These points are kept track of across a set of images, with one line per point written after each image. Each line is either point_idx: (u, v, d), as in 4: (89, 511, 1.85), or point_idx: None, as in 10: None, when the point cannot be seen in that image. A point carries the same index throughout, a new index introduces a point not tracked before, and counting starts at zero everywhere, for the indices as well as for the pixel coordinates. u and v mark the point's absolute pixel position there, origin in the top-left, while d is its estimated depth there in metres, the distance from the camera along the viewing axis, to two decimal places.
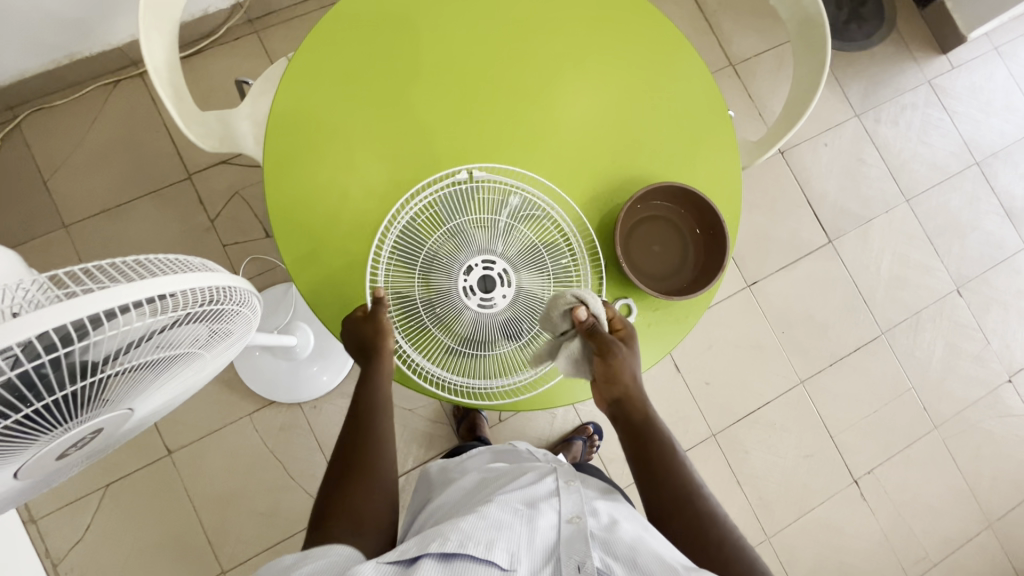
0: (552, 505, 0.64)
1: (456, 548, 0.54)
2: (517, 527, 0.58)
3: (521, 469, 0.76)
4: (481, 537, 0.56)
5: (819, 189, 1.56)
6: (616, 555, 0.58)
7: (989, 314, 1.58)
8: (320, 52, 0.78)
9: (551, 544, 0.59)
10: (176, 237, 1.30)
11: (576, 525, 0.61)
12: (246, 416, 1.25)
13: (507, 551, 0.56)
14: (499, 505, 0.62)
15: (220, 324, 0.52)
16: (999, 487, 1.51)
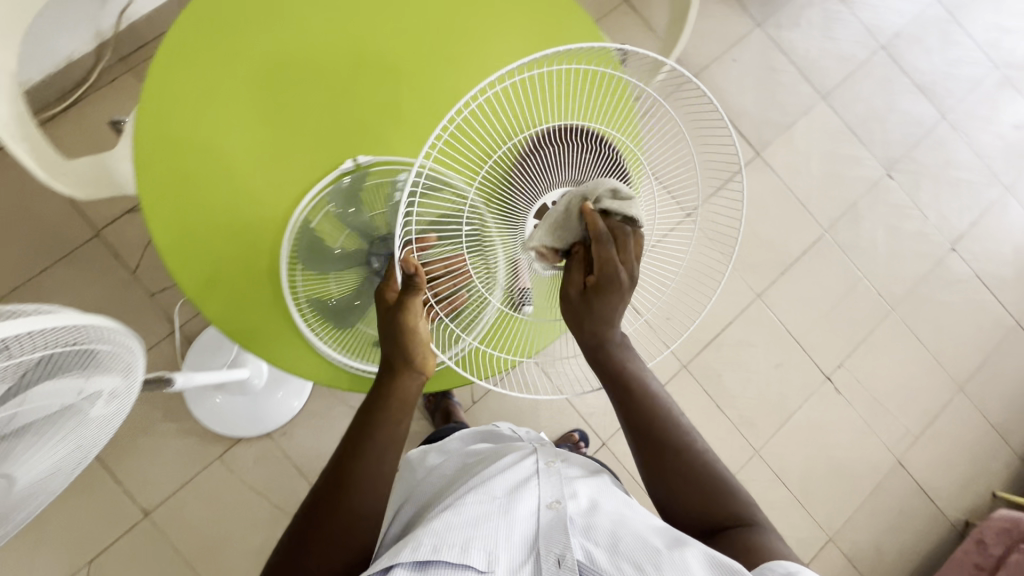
0: (532, 492, 0.67)
1: (429, 553, 0.57)
2: (494, 524, 0.61)
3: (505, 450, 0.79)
4: (456, 539, 0.58)
5: (738, 105, 1.57)
6: (593, 539, 0.61)
7: (921, 190, 1.62)
8: (176, 69, 0.73)
9: (528, 537, 0.62)
10: (99, 298, 1.25)
11: (555, 511, 0.64)
12: (216, 458, 1.23)
13: (484, 551, 0.58)
14: (476, 499, 0.64)
15: (92, 368, 0.48)
16: (962, 351, 1.57)
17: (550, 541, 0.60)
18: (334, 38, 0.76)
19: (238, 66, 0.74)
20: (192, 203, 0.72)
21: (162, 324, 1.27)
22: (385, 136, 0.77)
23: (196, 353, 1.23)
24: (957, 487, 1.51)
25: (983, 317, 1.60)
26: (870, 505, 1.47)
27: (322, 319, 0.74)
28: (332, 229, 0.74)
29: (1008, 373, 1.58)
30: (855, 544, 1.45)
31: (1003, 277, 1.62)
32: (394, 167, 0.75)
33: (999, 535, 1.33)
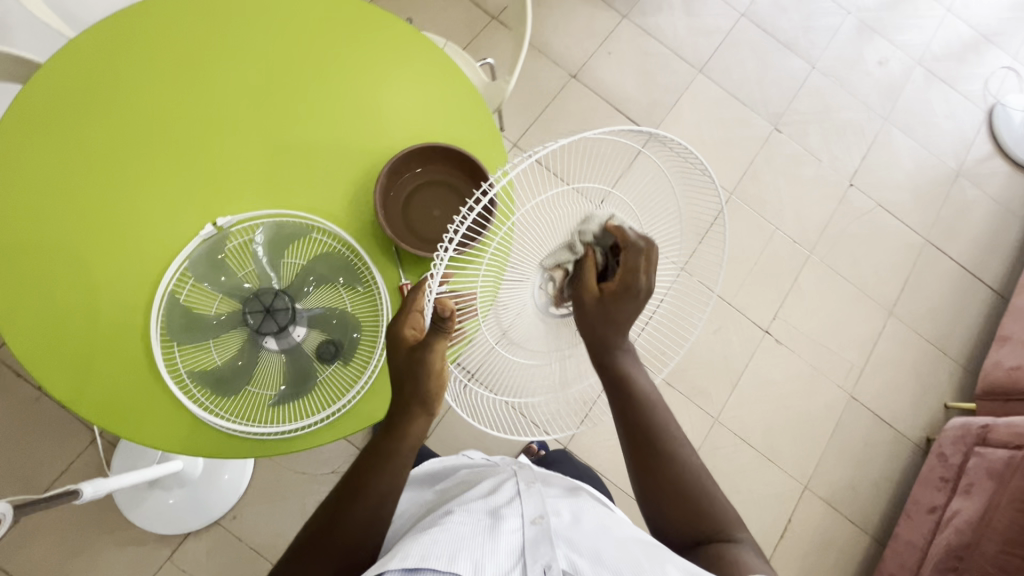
0: (515, 508, 0.58)
1: (418, 560, 0.48)
2: (480, 538, 0.52)
3: (486, 473, 0.72)
4: (442, 551, 0.49)
5: (622, 94, 1.63)
6: (584, 551, 0.52)
7: (810, 137, 1.70)
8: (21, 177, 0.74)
9: (516, 550, 0.52)
10: (9, 421, 1.19)
11: (540, 525, 0.55)
12: (166, 560, 1.17)
13: (471, 562, 0.49)
14: (461, 518, 0.55)
15: None
16: (884, 278, 1.64)
17: (538, 553, 0.52)
18: (173, 113, 0.78)
19: (83, 160, 0.76)
20: (56, 301, 0.72)
21: (82, 434, 1.20)
22: (240, 192, 0.77)
23: (123, 455, 1.18)
24: (910, 407, 1.56)
25: (896, 242, 1.67)
26: (835, 445, 1.50)
27: (208, 390, 0.71)
28: (204, 298, 0.73)
29: (932, 288, 1.65)
30: (830, 486, 1.47)
31: (904, 200, 1.70)
32: (254, 222, 0.75)
33: (955, 443, 1.37)
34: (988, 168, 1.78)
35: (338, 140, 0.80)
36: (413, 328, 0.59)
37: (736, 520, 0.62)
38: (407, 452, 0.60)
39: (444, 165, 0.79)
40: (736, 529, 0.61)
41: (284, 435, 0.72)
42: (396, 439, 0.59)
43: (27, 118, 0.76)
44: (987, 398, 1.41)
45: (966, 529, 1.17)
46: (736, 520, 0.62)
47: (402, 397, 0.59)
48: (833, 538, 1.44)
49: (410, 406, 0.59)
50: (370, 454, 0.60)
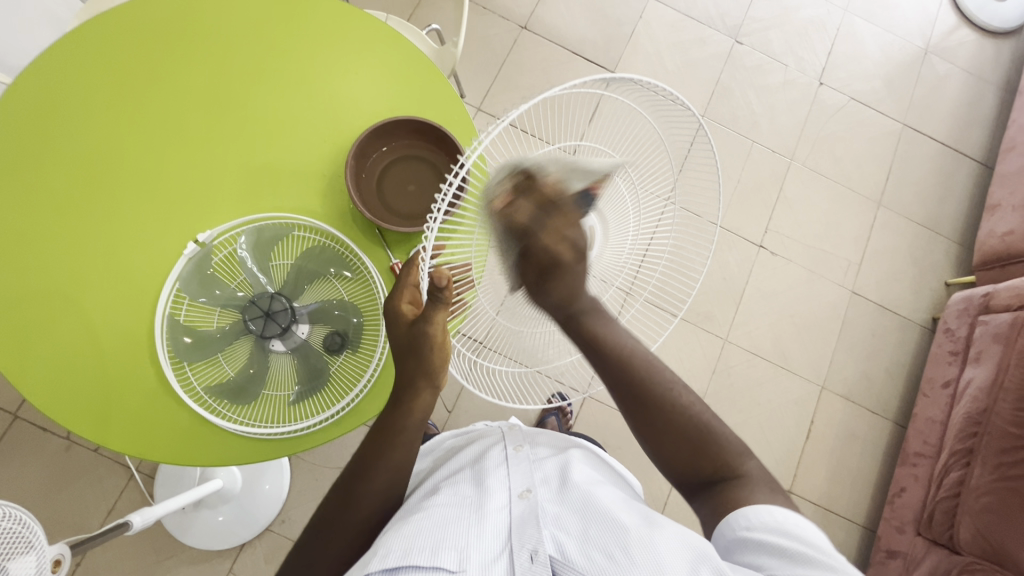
0: (502, 483, 0.61)
1: (399, 559, 0.49)
2: (467, 522, 0.54)
3: (475, 437, 0.75)
4: (427, 541, 0.51)
5: (575, 36, 1.59)
6: (566, 527, 0.54)
7: (772, 42, 1.67)
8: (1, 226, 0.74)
9: (502, 531, 0.54)
10: (46, 475, 1.21)
11: (527, 499, 0.58)
12: (228, 572, 1.21)
13: (456, 551, 0.51)
14: (448, 498, 0.58)
15: None
16: (868, 170, 1.63)
17: (523, 536, 0.53)
18: (134, 134, 0.77)
19: (56, 195, 0.76)
20: (62, 340, 0.73)
21: (119, 472, 1.23)
22: (216, 201, 0.77)
23: (163, 484, 1.22)
24: (912, 292, 1.58)
25: (873, 132, 1.66)
26: (845, 342, 1.53)
27: (227, 401, 0.73)
28: (202, 314, 0.74)
29: (916, 172, 1.65)
30: (846, 383, 1.51)
31: (876, 89, 1.68)
32: (234, 231, 0.75)
33: (960, 316, 1.39)
34: (955, 39, 1.75)
35: (303, 132, 0.79)
36: (408, 302, 0.65)
37: (742, 452, 0.61)
38: (416, 426, 0.64)
39: (409, 139, 0.79)
40: (742, 460, 0.60)
41: (310, 431, 0.74)
42: (403, 415, 0.63)
43: None
44: (985, 267, 1.43)
45: (981, 396, 1.20)
46: (742, 451, 0.61)
47: (406, 373, 0.64)
48: (856, 430, 1.49)
49: (415, 381, 0.64)
50: (378, 431, 0.63)
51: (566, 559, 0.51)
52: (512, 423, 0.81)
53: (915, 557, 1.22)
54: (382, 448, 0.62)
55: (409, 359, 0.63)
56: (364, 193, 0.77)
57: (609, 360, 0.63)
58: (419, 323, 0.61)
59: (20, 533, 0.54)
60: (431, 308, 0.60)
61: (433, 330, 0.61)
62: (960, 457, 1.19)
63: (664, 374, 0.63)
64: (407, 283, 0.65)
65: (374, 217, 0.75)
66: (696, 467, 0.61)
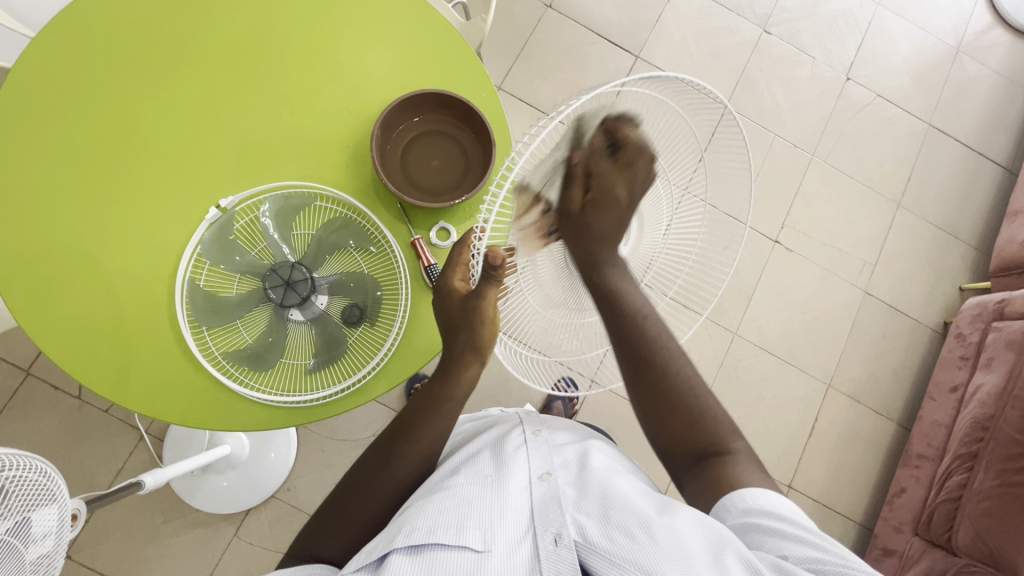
0: (522, 465, 0.61)
1: (424, 537, 0.51)
2: (489, 502, 0.55)
3: (491, 424, 0.75)
4: (451, 521, 0.53)
5: (601, 17, 1.55)
6: (586, 511, 0.54)
7: (801, 34, 1.63)
8: (19, 176, 0.74)
9: (525, 513, 0.55)
10: (57, 432, 1.23)
11: (547, 482, 0.58)
12: (233, 537, 1.23)
13: (481, 531, 0.52)
14: (469, 477, 0.59)
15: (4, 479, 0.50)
16: (890, 170, 1.61)
17: (547, 519, 0.54)
18: (158, 92, 0.76)
19: (77, 152, 0.75)
20: (83, 298, 0.73)
21: (128, 433, 1.25)
22: (239, 167, 0.76)
23: (172, 447, 1.23)
24: (926, 295, 1.57)
25: (898, 132, 1.63)
26: (854, 342, 1.52)
27: (245, 367, 0.73)
28: (223, 280, 0.75)
29: (938, 174, 1.63)
30: (852, 382, 1.51)
31: (904, 87, 1.65)
32: (257, 198, 0.75)
33: (973, 322, 1.39)
34: (988, 40, 1.71)
35: (327, 100, 0.78)
36: (461, 279, 0.65)
37: (731, 430, 0.63)
38: (461, 397, 0.65)
39: (436, 114, 0.78)
40: (731, 438, 0.63)
41: (326, 401, 0.74)
42: (451, 385, 0.65)
43: (15, 111, 0.75)
44: (1001, 274, 1.42)
45: (989, 402, 1.20)
46: (730, 430, 0.64)
47: (455, 348, 0.65)
48: (861, 430, 1.49)
49: (465, 354, 0.65)
50: (426, 398, 0.64)
51: (588, 543, 0.51)
52: (528, 411, 0.81)
53: (911, 556, 1.23)
54: (428, 413, 0.64)
55: (459, 333, 0.63)
56: (390, 166, 0.77)
57: (619, 321, 0.66)
58: (471, 297, 0.61)
59: (48, 485, 0.55)
60: (484, 284, 0.59)
61: (485, 305, 0.60)
62: (963, 462, 1.19)
63: (666, 345, 0.66)
64: (459, 261, 0.66)
65: (399, 191, 0.75)
66: (688, 442, 0.63)
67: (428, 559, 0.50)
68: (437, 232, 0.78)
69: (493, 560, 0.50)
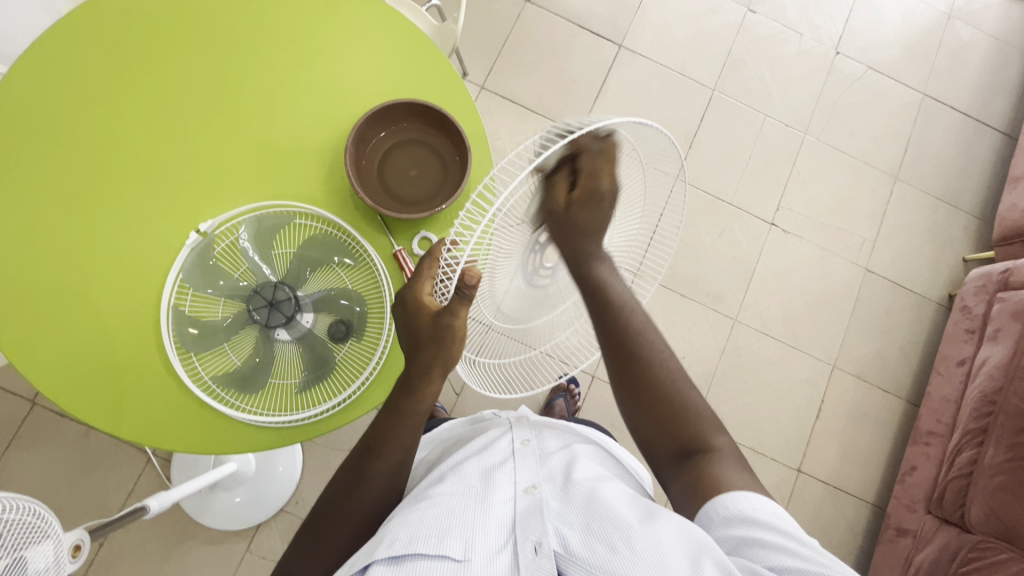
0: (507, 475, 0.61)
1: (405, 548, 0.50)
2: (471, 513, 0.55)
3: (481, 428, 0.75)
4: (432, 530, 0.52)
5: (581, 8, 1.53)
6: (569, 521, 0.54)
7: (787, 10, 1.60)
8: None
9: (507, 523, 0.54)
10: (66, 460, 1.25)
11: (532, 493, 0.58)
12: (245, 552, 1.25)
13: (462, 542, 0.51)
14: (454, 488, 0.59)
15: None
16: (885, 143, 1.58)
17: (528, 528, 0.53)
18: (133, 121, 0.76)
19: (57, 186, 0.75)
20: (71, 329, 0.74)
21: (136, 456, 1.27)
22: (217, 190, 0.76)
23: (179, 468, 1.25)
24: (928, 269, 1.54)
25: (892, 105, 1.60)
26: (858, 321, 1.50)
27: (234, 390, 0.73)
28: (206, 304, 0.74)
29: (936, 145, 1.60)
30: (857, 362, 1.49)
31: (896, 58, 1.62)
32: (235, 219, 0.75)
33: (978, 294, 1.36)
34: (981, 3, 1.66)
35: (299, 113, 0.78)
36: (429, 293, 0.61)
37: (714, 426, 0.62)
38: (425, 412, 0.64)
39: (410, 123, 0.77)
40: (714, 435, 0.62)
41: (319, 418, 0.74)
42: (415, 400, 0.63)
43: None
44: (1005, 243, 1.39)
45: (997, 375, 1.18)
46: (714, 425, 0.63)
47: (419, 364, 0.62)
48: (869, 408, 1.48)
49: (430, 369, 0.62)
50: (391, 415, 0.63)
51: (568, 553, 0.51)
52: (522, 411, 0.81)
53: (925, 535, 1.22)
54: (394, 431, 0.62)
55: (426, 350, 0.61)
56: (365, 181, 0.76)
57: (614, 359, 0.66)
58: (443, 315, 0.57)
59: (38, 524, 0.55)
60: (455, 304, 0.56)
61: (460, 323, 0.58)
62: (973, 437, 1.18)
63: (653, 341, 0.66)
64: (427, 274, 0.61)
65: (376, 204, 0.74)
66: (670, 436, 0.63)
67: (408, 570, 0.49)
68: (418, 241, 0.78)
69: (474, 568, 0.49)
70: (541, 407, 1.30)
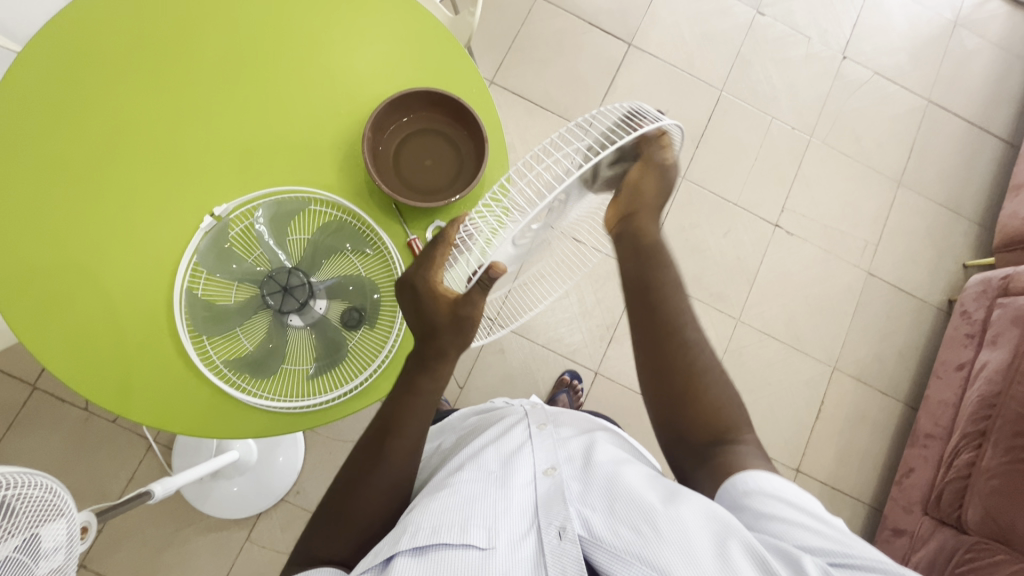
0: (527, 460, 0.61)
1: (429, 537, 0.51)
2: (492, 499, 0.55)
3: (496, 416, 0.75)
4: (456, 518, 0.53)
5: (592, 6, 1.54)
6: (592, 504, 0.54)
7: (795, 14, 1.61)
8: (12, 190, 0.74)
9: (529, 509, 0.55)
10: (66, 445, 1.24)
11: (552, 477, 0.58)
12: (245, 541, 1.24)
13: (485, 529, 0.52)
14: (474, 474, 0.59)
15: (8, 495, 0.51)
16: (889, 148, 1.59)
17: (550, 513, 0.53)
18: (150, 104, 0.76)
19: (70, 166, 0.75)
20: (82, 311, 0.73)
21: (137, 443, 1.26)
22: (233, 174, 0.76)
23: (180, 455, 1.24)
24: (929, 274, 1.56)
25: (897, 111, 1.61)
26: (858, 323, 1.52)
27: (246, 374, 0.73)
28: (221, 289, 0.74)
29: (939, 151, 1.61)
30: (858, 364, 1.50)
31: (902, 64, 1.63)
32: (252, 204, 0.75)
33: (978, 299, 1.37)
34: (986, 12, 1.68)
35: (313, 102, 0.78)
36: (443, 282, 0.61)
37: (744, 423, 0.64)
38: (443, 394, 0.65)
39: (428, 112, 0.77)
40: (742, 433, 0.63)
41: (330, 404, 0.74)
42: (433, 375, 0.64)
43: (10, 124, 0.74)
44: (1005, 250, 1.41)
45: (996, 379, 1.19)
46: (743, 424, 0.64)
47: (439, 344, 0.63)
48: (867, 410, 1.49)
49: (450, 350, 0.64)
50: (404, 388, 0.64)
51: (593, 537, 0.51)
52: (534, 401, 0.81)
53: (922, 537, 1.23)
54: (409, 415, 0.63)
55: (445, 334, 0.62)
56: (382, 168, 0.76)
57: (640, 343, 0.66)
58: (464, 306, 0.59)
59: (53, 501, 0.55)
60: (473, 292, 0.58)
61: (478, 313, 0.60)
62: (971, 440, 1.19)
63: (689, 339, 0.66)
64: (437, 263, 0.61)
65: (393, 192, 0.73)
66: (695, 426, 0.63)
67: (433, 560, 0.49)
68: (433, 229, 0.78)
69: (499, 557, 0.50)
70: (545, 402, 1.30)
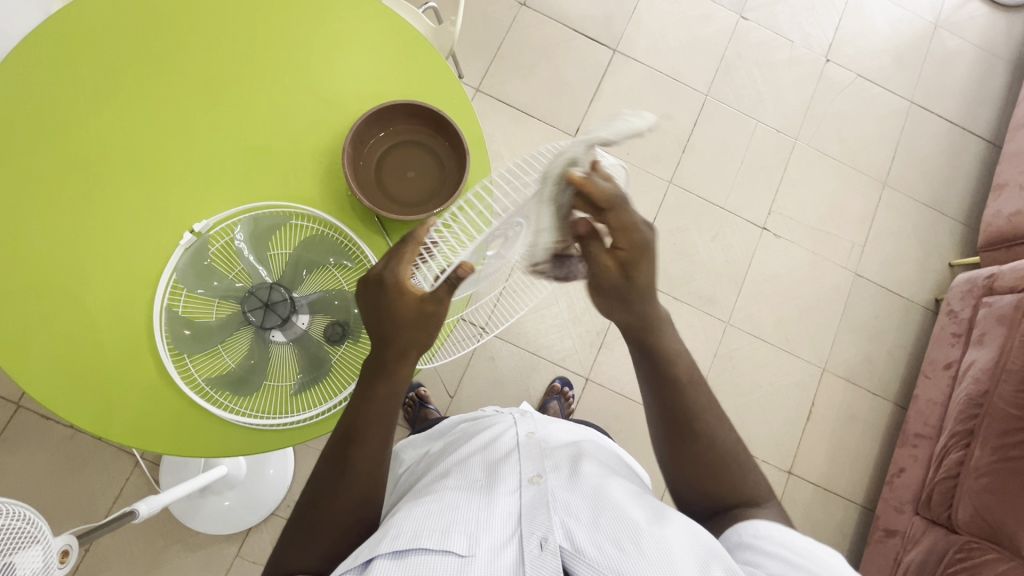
0: (513, 469, 0.61)
1: (408, 541, 0.50)
2: (475, 509, 0.54)
3: (485, 424, 0.74)
4: (436, 524, 0.52)
5: (576, 12, 1.54)
6: (576, 515, 0.54)
7: (778, 18, 1.62)
8: None
9: (513, 516, 0.54)
10: (51, 463, 1.22)
11: (538, 485, 0.57)
12: (235, 557, 1.23)
13: (466, 536, 0.51)
14: (459, 485, 0.59)
15: None
16: (874, 150, 1.61)
17: (534, 522, 0.53)
18: (129, 120, 0.75)
19: (48, 184, 0.74)
20: (61, 331, 0.73)
21: (124, 459, 1.24)
22: (213, 190, 0.75)
23: (168, 471, 1.23)
24: (916, 274, 1.57)
25: (881, 112, 1.63)
26: (847, 324, 1.52)
27: (228, 392, 0.72)
28: (201, 305, 0.73)
29: (923, 152, 1.63)
30: (847, 365, 1.51)
31: (884, 66, 1.65)
32: (231, 220, 0.74)
33: (964, 298, 1.39)
34: (966, 13, 1.70)
35: (293, 117, 0.77)
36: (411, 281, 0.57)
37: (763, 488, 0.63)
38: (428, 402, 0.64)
39: (409, 124, 0.77)
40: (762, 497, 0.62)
41: (314, 421, 0.73)
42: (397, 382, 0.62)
43: None
44: (990, 248, 1.42)
45: (983, 377, 1.20)
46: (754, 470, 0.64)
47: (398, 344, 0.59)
48: (858, 411, 1.50)
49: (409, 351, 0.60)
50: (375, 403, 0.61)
51: (576, 550, 0.51)
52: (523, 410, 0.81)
53: (913, 536, 1.23)
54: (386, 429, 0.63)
55: (403, 333, 0.58)
56: (364, 183, 0.76)
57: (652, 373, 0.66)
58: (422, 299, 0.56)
59: (26, 529, 0.55)
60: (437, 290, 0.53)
61: (440, 309, 0.57)
62: (960, 439, 1.19)
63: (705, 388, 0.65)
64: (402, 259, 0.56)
65: (375, 207, 0.73)
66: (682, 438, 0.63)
67: (411, 565, 0.49)
68: None
69: (478, 563, 0.49)
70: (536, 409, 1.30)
